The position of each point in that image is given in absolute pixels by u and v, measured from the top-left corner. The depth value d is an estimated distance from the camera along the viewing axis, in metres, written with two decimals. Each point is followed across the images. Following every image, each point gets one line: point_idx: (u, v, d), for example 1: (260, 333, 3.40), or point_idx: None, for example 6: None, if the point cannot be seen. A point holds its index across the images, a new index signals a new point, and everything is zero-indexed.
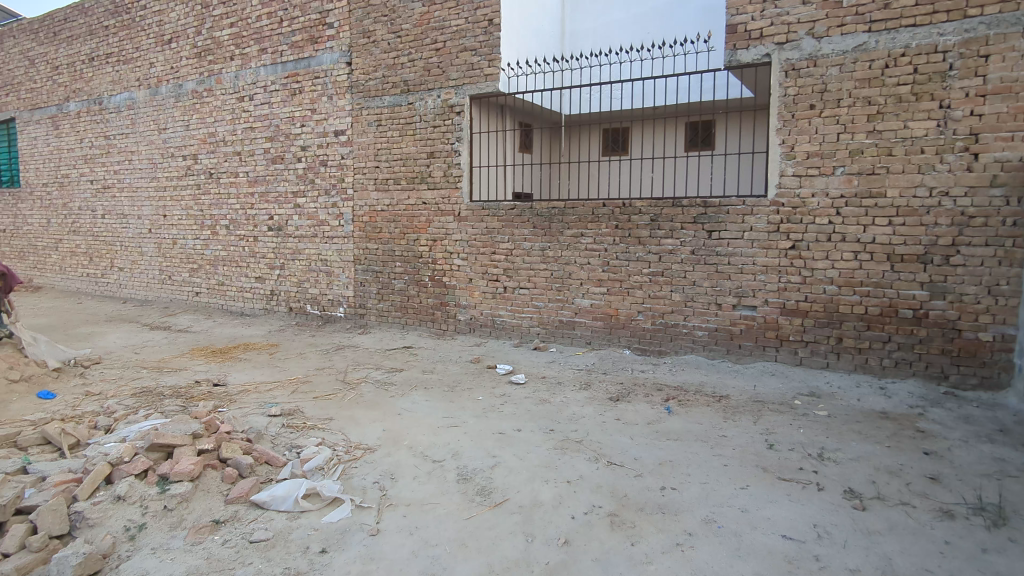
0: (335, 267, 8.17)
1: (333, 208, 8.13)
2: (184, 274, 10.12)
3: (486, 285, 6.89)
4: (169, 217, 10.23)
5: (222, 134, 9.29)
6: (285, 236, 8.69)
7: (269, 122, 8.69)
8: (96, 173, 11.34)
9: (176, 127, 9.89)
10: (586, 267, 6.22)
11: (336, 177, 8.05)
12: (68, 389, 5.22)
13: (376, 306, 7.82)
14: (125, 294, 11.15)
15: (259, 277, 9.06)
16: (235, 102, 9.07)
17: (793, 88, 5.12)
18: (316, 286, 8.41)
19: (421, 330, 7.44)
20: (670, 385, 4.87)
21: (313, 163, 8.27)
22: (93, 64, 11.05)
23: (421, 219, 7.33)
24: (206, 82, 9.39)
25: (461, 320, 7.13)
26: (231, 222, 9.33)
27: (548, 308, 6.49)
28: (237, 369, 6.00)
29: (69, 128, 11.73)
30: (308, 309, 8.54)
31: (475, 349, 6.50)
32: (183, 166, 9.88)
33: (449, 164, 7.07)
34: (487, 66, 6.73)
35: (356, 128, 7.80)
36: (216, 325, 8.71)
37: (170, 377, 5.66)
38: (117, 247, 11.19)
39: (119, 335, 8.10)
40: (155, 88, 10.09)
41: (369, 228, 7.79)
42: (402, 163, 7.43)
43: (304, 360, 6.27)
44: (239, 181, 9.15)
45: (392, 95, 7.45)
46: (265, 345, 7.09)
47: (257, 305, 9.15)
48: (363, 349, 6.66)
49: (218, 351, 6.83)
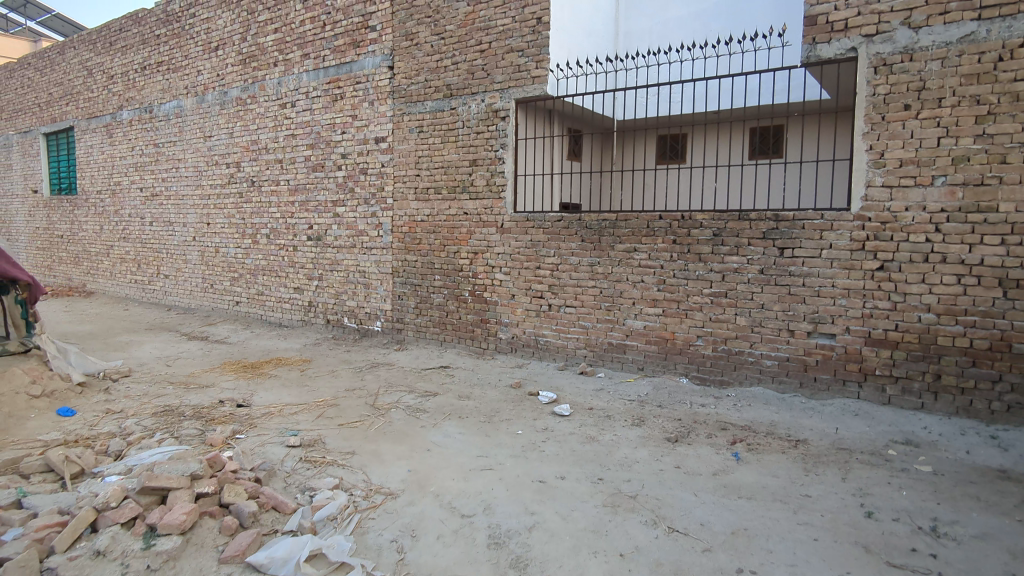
0: (373, 279, 7.84)
1: (372, 218, 7.81)
2: (225, 283, 10.01)
3: (529, 302, 6.41)
4: (212, 225, 10.16)
5: (264, 142, 9.15)
6: (324, 246, 8.43)
7: (311, 128, 8.47)
8: (145, 180, 11.43)
9: (220, 134, 9.83)
10: (639, 285, 5.67)
11: (376, 186, 7.74)
12: (89, 406, 4.99)
13: (414, 321, 7.44)
14: (170, 301, 11.17)
15: (297, 287, 8.84)
16: (277, 109, 8.90)
17: (884, 86, 4.48)
18: (353, 298, 8.10)
19: (459, 348, 7.01)
20: (736, 425, 4.27)
21: (353, 171, 7.99)
22: (145, 73, 11.16)
23: (462, 231, 6.92)
24: (250, 89, 9.27)
25: (501, 339, 6.66)
26: (271, 231, 9.15)
27: (596, 330, 5.96)
28: (265, 387, 5.69)
29: (121, 136, 11.89)
30: (345, 322, 8.24)
31: (517, 372, 6.01)
32: (227, 174, 9.80)
33: (492, 173, 6.64)
34: (535, 68, 6.29)
35: (397, 135, 7.47)
36: (253, 337, 8.52)
37: (194, 395, 5.38)
38: (163, 254, 11.23)
39: (156, 345, 7.97)
40: (202, 96, 10.07)
41: (408, 240, 7.43)
42: (444, 172, 7.04)
43: (334, 379, 5.91)
44: (280, 189, 8.97)
45: (434, 100, 7.09)
46: (297, 360, 6.79)
47: (295, 317, 8.92)
48: (397, 369, 6.26)
49: (249, 365, 6.56)
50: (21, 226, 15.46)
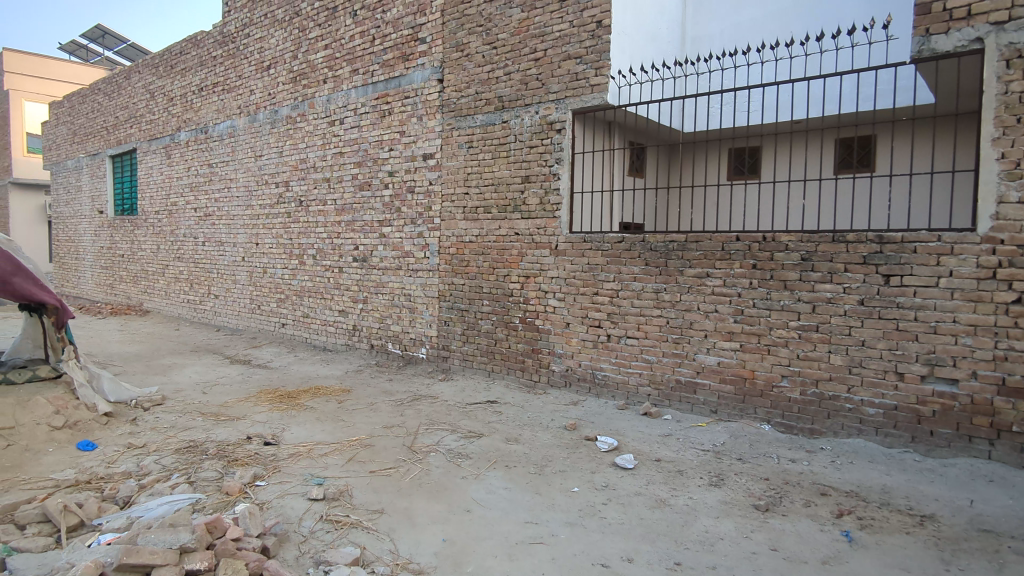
0: (419, 303, 7.40)
1: (418, 238, 7.40)
2: (272, 304, 9.80)
3: (586, 332, 5.81)
4: (261, 245, 10.01)
5: (313, 160, 8.92)
6: (369, 268, 8.07)
7: (358, 146, 8.18)
8: (199, 200, 11.47)
9: (271, 153, 9.69)
10: (712, 315, 4.99)
11: (423, 206, 7.33)
12: (111, 438, 4.67)
13: (461, 349, 6.93)
14: (219, 322, 11.08)
15: (342, 310, 8.50)
16: (326, 127, 8.67)
17: (1020, 82, 3.71)
18: (398, 323, 7.68)
19: (509, 380, 6.44)
20: (839, 489, 3.53)
21: (400, 189, 7.61)
22: (202, 94, 11.24)
23: (512, 253, 6.40)
24: (300, 107, 9.10)
25: (554, 371, 6.06)
26: (318, 251, 8.88)
27: (662, 365, 5.29)
28: (298, 422, 5.27)
29: (178, 157, 12.01)
30: (389, 348, 7.82)
31: (571, 411, 5.39)
32: (276, 193, 9.64)
33: (546, 190, 6.11)
34: (594, 75, 5.76)
35: (446, 151, 7.05)
36: (296, 361, 8.20)
37: (223, 429, 5.00)
38: (215, 274, 11.18)
39: (198, 368, 7.75)
40: (254, 115, 9.99)
41: (456, 261, 6.97)
42: (494, 189, 6.56)
43: (373, 414, 5.44)
44: (327, 209, 8.71)
45: (485, 113, 6.64)
46: (335, 389, 6.37)
47: (339, 341, 8.57)
48: (441, 403, 5.74)
49: (286, 395, 6.18)
50: (88, 245, 15.93)
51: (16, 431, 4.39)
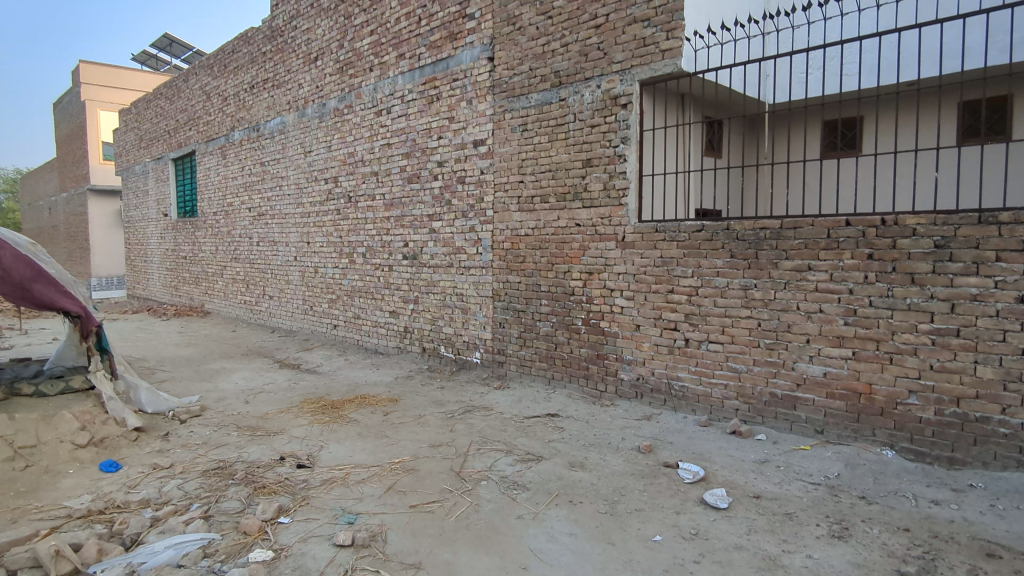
0: (472, 303, 6.82)
1: (470, 233, 6.81)
2: (324, 305, 9.47)
3: (660, 336, 5.06)
4: (312, 244, 9.69)
5: (361, 154, 8.48)
6: (419, 265, 7.55)
7: (406, 136, 7.66)
8: (253, 200, 11.31)
9: (319, 148, 9.34)
10: (815, 317, 4.15)
11: (474, 197, 6.73)
12: (138, 457, 4.29)
13: (518, 354, 6.30)
14: (274, 323, 10.88)
15: (392, 311, 8.02)
16: (373, 117, 8.20)
17: None
18: (451, 325, 7.12)
19: (571, 389, 5.75)
20: (1011, 550, 2.69)
21: (450, 180, 7.04)
22: (253, 92, 11.05)
23: (573, 246, 5.70)
24: (347, 99, 8.68)
25: (623, 381, 5.34)
26: (368, 249, 8.44)
27: (752, 376, 4.49)
28: (338, 438, 4.76)
29: (233, 157, 11.90)
30: (441, 351, 7.27)
31: (644, 428, 4.67)
32: (325, 190, 9.27)
33: (611, 174, 5.38)
34: (665, 39, 4.98)
35: (499, 137, 6.41)
36: (346, 366, 7.79)
37: (256, 447, 4.56)
38: (269, 274, 10.99)
39: (246, 374, 7.44)
40: (303, 109, 9.67)
41: (511, 257, 6.33)
42: (551, 176, 5.88)
43: (419, 429, 4.87)
44: (376, 205, 8.25)
45: (541, 91, 5.96)
46: (382, 399, 5.86)
47: (390, 343, 8.10)
48: (496, 416, 5.13)
49: (329, 405, 5.72)
50: (155, 248, 16.25)
51: (37, 450, 4.06)
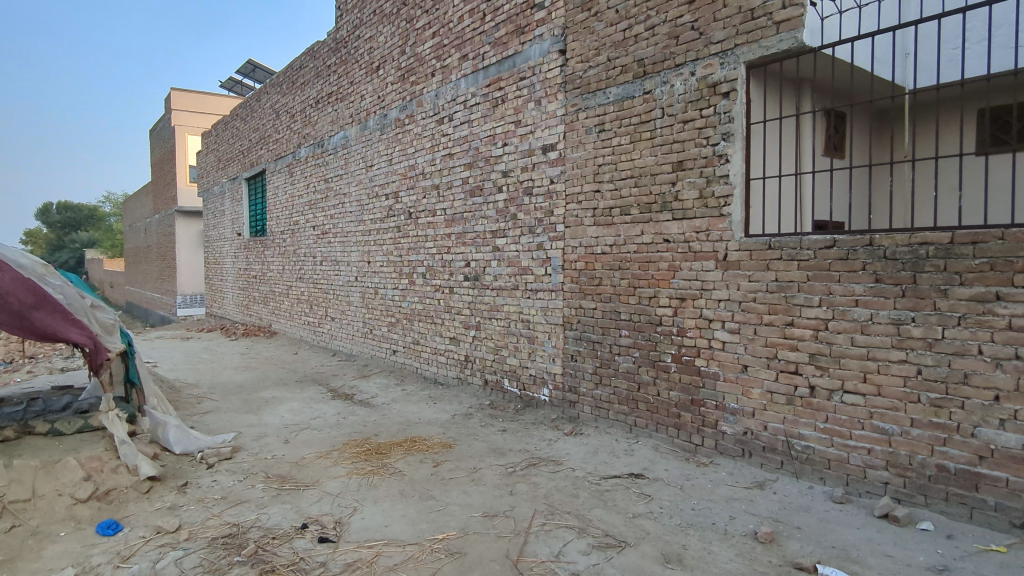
0: (540, 332, 5.94)
1: (538, 250, 5.96)
2: (384, 328, 8.85)
3: (775, 382, 4.00)
4: (373, 264, 9.13)
5: (421, 166, 7.84)
6: (482, 288, 6.76)
7: (469, 145, 6.93)
8: (317, 218, 10.95)
9: (381, 162, 8.80)
10: (1009, 366, 3.03)
11: (543, 210, 5.88)
12: (143, 515, 3.66)
13: (592, 393, 5.36)
14: (336, 346, 10.39)
15: (453, 338, 7.25)
16: (434, 126, 7.55)
17: None
18: (515, 356, 6.26)
19: (658, 440, 4.76)
20: None
21: (516, 192, 6.23)
22: (318, 107, 10.75)
23: (661, 267, 4.74)
24: (408, 108, 8.09)
25: (724, 434, 4.31)
26: (428, 269, 7.74)
27: (910, 441, 3.35)
28: (376, 498, 3.98)
29: (299, 174, 11.64)
30: (505, 385, 6.42)
31: (757, 502, 3.62)
32: (386, 206, 8.69)
33: (709, 179, 4.40)
34: (781, 8, 3.98)
35: (571, 141, 5.55)
36: (402, 397, 7.08)
37: (281, 506, 3.84)
38: (332, 295, 10.54)
39: (296, 405, 6.85)
40: (365, 122, 9.20)
41: (585, 279, 5.43)
42: (634, 183, 4.95)
43: (473, 489, 4.02)
44: (436, 221, 7.55)
45: (621, 84, 5.07)
46: (434, 444, 5.06)
47: (450, 373, 7.32)
48: (566, 476, 4.20)
49: (374, 450, 4.97)
50: (230, 267, 16.38)
51: (30, 506, 3.50)
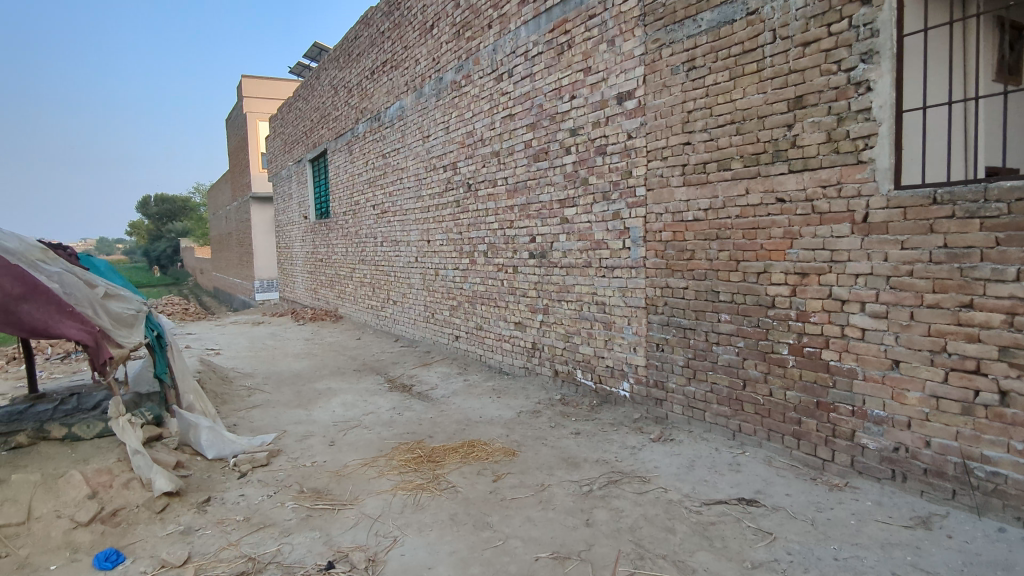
0: (617, 316, 5.06)
1: (614, 221, 5.05)
2: (445, 312, 8.19)
3: (942, 384, 2.99)
4: (432, 243, 8.46)
5: (480, 131, 7.03)
6: (549, 266, 5.92)
7: (531, 102, 6.06)
8: (377, 196, 10.40)
9: (437, 131, 8.07)
10: None
11: (620, 171, 4.96)
12: (151, 542, 3.10)
13: (684, 390, 4.45)
14: (399, 331, 9.87)
15: (518, 323, 6.47)
16: (493, 85, 6.71)
17: None
18: (589, 344, 5.41)
19: (771, 452, 3.83)
20: None
21: (586, 153, 5.33)
22: (374, 78, 10.13)
23: (773, 234, 3.77)
24: (465, 68, 7.29)
25: (865, 449, 3.34)
26: (489, 247, 6.98)
27: None
28: (422, 523, 3.27)
29: (358, 151, 11.13)
30: (578, 377, 5.58)
31: (929, 552, 2.64)
32: (444, 179, 7.97)
33: (841, 116, 3.38)
34: None
35: (653, 85, 4.58)
36: (464, 389, 6.38)
37: (310, 533, 3.21)
38: (393, 277, 10.00)
39: (350, 398, 6.29)
40: (420, 89, 8.49)
41: (672, 253, 4.50)
42: (735, 130, 3.97)
43: (541, 517, 3.23)
44: (497, 192, 6.75)
45: (716, 6, 4.06)
46: (496, 450, 4.31)
47: (516, 362, 6.55)
48: (657, 501, 3.34)
49: (426, 456, 4.29)
50: (298, 251, 16.28)
51: (24, 531, 3.01)
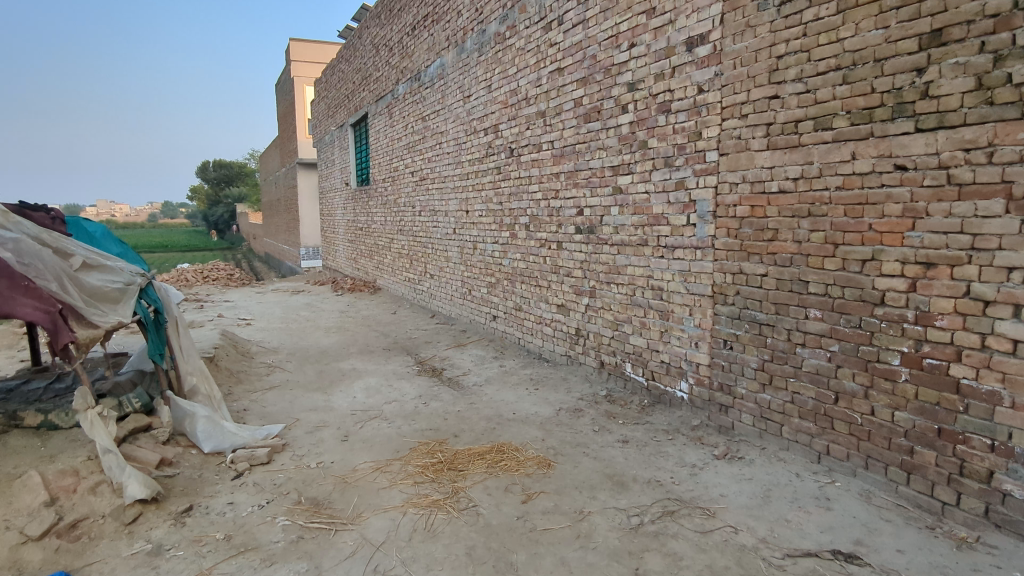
0: (677, 305, 4.31)
1: (677, 192, 4.26)
2: (483, 289, 7.56)
3: None
4: (471, 214, 7.80)
5: (525, 89, 6.28)
6: (598, 243, 5.18)
7: (583, 53, 5.26)
8: (415, 162, 9.78)
9: (479, 90, 7.34)
10: None
11: (686, 132, 4.15)
12: (111, 565, 2.60)
13: (757, 398, 3.71)
14: (435, 307, 9.33)
15: (561, 306, 5.78)
16: (540, 35, 5.92)
17: None
18: (642, 335, 4.69)
19: (870, 484, 3.08)
20: None
21: (646, 111, 4.54)
22: (414, 35, 9.43)
23: (888, 212, 2.95)
24: (510, 18, 6.51)
25: (1007, 497, 2.56)
26: (531, 219, 6.27)
27: None
28: (433, 557, 2.68)
29: (398, 115, 10.50)
30: (627, 371, 4.88)
31: None
32: (485, 143, 7.26)
33: (999, 55, 2.53)
34: None
35: (732, 26, 3.74)
36: (499, 376, 5.77)
37: (297, 562, 2.66)
38: (430, 249, 9.42)
39: (374, 381, 5.76)
40: (461, 44, 7.75)
41: (748, 233, 3.71)
42: (841, 78, 3.13)
43: (577, 561, 2.59)
44: (542, 157, 6.00)
45: None
46: (528, 459, 3.68)
47: (557, 349, 5.89)
48: (725, 547, 2.65)
49: (448, 462, 3.70)
50: (340, 219, 15.92)
51: None
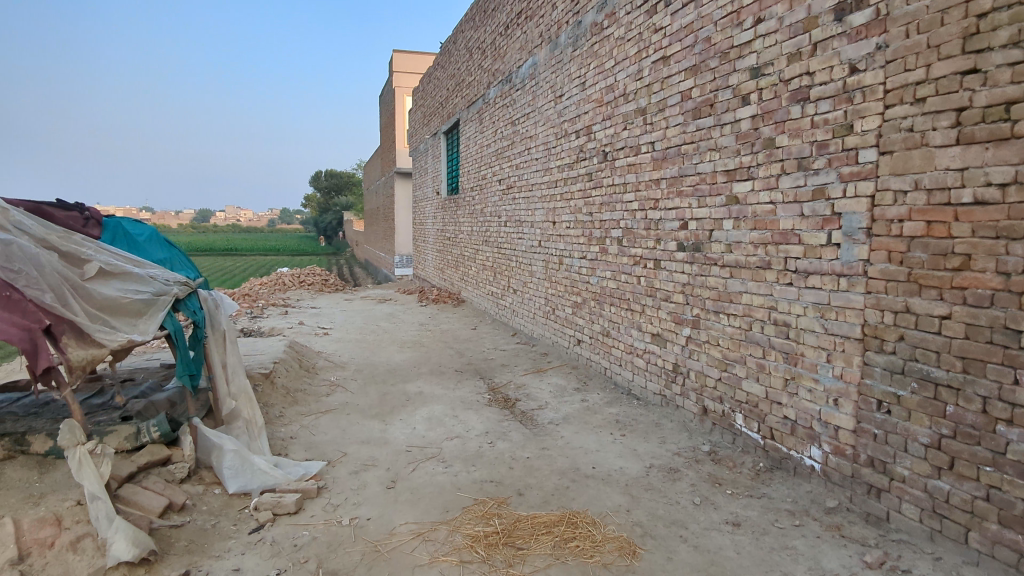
0: (809, 347, 3.35)
1: (814, 203, 3.32)
2: (568, 309, 6.79)
3: None
4: (558, 225, 7.07)
5: (623, 84, 5.49)
6: (705, 263, 4.29)
7: (694, 37, 4.41)
8: (503, 169, 9.20)
9: (571, 89, 6.62)
10: None
11: (830, 125, 3.21)
12: None
13: (928, 485, 2.69)
14: (517, 324, 8.66)
15: (656, 335, 4.91)
16: (643, 20, 5.11)
17: None
18: (758, 380, 3.75)
19: None
20: None
21: (775, 102, 3.62)
22: (507, 34, 8.88)
23: None
24: (609, 4, 5.74)
25: None
26: (625, 233, 5.45)
27: None
28: None
29: (488, 119, 9.99)
30: (737, 424, 3.94)
31: None
32: (576, 147, 6.52)
33: None
34: None
35: None
36: (579, 413, 4.98)
37: None
38: (515, 263, 8.78)
39: (439, 409, 5.14)
40: (555, 39, 7.07)
41: (921, 258, 2.72)
42: None
43: None
44: (640, 161, 5.18)
45: None
46: (606, 539, 2.88)
47: (650, 385, 5.01)
48: None
49: (504, 531, 2.97)
50: (430, 228, 15.70)
51: None
